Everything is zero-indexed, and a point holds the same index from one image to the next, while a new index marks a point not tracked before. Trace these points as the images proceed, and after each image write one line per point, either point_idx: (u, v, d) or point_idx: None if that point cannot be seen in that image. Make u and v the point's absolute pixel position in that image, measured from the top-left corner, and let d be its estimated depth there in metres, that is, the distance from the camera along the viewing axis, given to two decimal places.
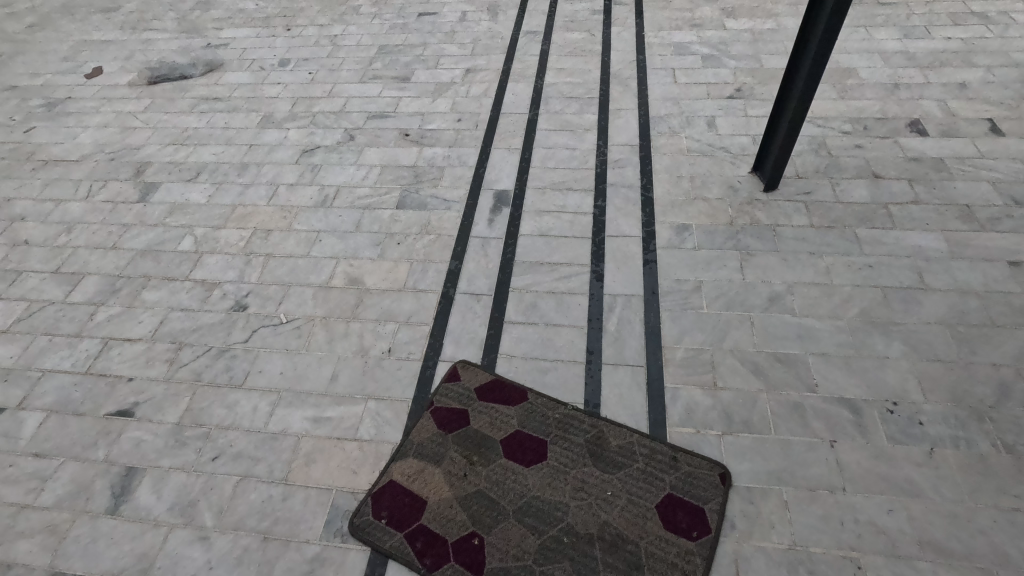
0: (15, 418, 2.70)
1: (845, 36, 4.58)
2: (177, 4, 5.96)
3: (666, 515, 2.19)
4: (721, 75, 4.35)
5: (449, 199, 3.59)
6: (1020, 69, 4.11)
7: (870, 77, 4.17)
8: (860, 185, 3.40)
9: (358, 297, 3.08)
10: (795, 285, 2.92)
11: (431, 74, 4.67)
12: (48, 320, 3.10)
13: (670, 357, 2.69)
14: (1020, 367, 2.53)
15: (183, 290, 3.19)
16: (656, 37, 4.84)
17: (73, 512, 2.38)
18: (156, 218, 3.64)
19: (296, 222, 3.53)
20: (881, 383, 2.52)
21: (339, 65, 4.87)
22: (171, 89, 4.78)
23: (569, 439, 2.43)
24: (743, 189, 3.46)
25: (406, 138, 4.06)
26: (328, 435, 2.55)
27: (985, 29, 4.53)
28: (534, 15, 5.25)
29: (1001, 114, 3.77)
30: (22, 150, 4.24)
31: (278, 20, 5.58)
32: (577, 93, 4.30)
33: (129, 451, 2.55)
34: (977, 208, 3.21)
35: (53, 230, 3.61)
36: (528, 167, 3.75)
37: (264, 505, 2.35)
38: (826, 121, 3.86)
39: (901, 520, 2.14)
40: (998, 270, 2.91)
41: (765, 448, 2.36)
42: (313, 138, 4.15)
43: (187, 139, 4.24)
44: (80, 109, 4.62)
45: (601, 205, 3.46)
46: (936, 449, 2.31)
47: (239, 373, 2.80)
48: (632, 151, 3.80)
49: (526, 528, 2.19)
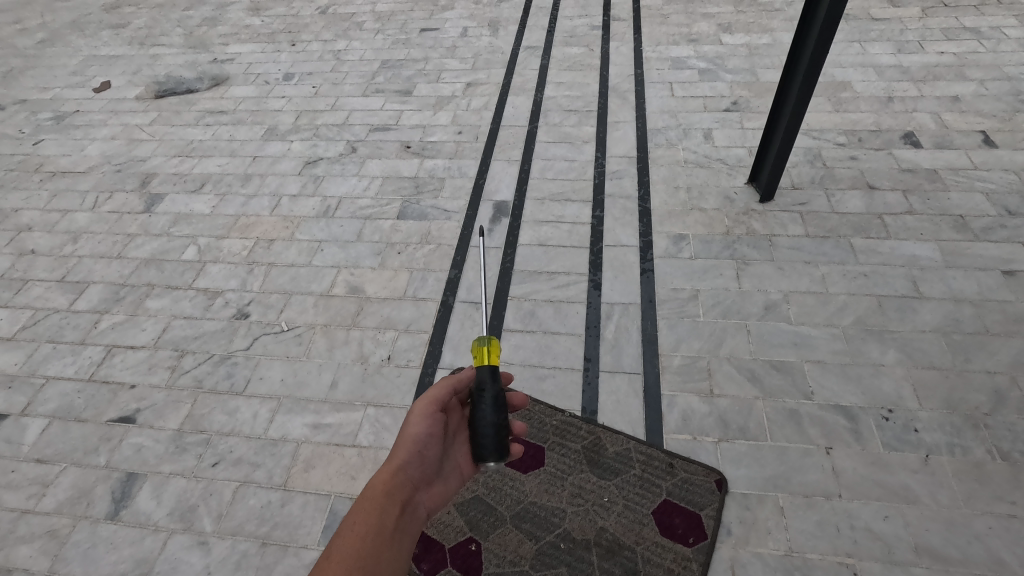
0: (18, 424, 2.72)
1: (839, 50, 4.66)
2: (184, 20, 6.09)
3: (662, 521, 2.19)
4: (718, 89, 4.43)
5: (449, 209, 3.64)
6: (1013, 82, 4.17)
7: (864, 90, 4.23)
8: (854, 195, 3.45)
9: (359, 306, 3.12)
10: (791, 294, 2.95)
11: (432, 87, 4.75)
12: (53, 328, 3.14)
13: (667, 364, 2.71)
14: (1014, 374, 2.55)
15: (186, 299, 3.24)
16: (654, 51, 4.92)
17: (73, 518, 2.39)
18: (161, 227, 3.70)
19: (298, 231, 3.58)
20: (876, 390, 2.54)
21: (342, 79, 4.96)
22: (177, 102, 4.87)
23: (566, 445, 2.45)
24: (740, 199, 3.50)
25: (407, 149, 4.13)
26: (327, 441, 2.57)
27: (977, 43, 4.60)
28: (534, 31, 5.35)
29: (994, 126, 3.82)
30: (30, 161, 4.32)
31: (283, 36, 5.70)
32: (576, 107, 4.38)
33: (130, 457, 2.57)
34: (971, 218, 3.25)
35: (58, 240, 3.66)
36: (528, 178, 3.81)
37: (263, 510, 2.37)
38: (821, 133, 3.91)
39: (897, 526, 2.15)
40: (992, 279, 2.94)
41: (761, 454, 2.37)
42: (316, 150, 4.22)
43: (192, 151, 4.32)
44: (87, 122, 4.71)
45: (600, 216, 3.50)
46: (931, 456, 2.32)
47: (240, 380, 2.83)
48: (630, 162, 3.85)
49: (523, 533, 2.20)
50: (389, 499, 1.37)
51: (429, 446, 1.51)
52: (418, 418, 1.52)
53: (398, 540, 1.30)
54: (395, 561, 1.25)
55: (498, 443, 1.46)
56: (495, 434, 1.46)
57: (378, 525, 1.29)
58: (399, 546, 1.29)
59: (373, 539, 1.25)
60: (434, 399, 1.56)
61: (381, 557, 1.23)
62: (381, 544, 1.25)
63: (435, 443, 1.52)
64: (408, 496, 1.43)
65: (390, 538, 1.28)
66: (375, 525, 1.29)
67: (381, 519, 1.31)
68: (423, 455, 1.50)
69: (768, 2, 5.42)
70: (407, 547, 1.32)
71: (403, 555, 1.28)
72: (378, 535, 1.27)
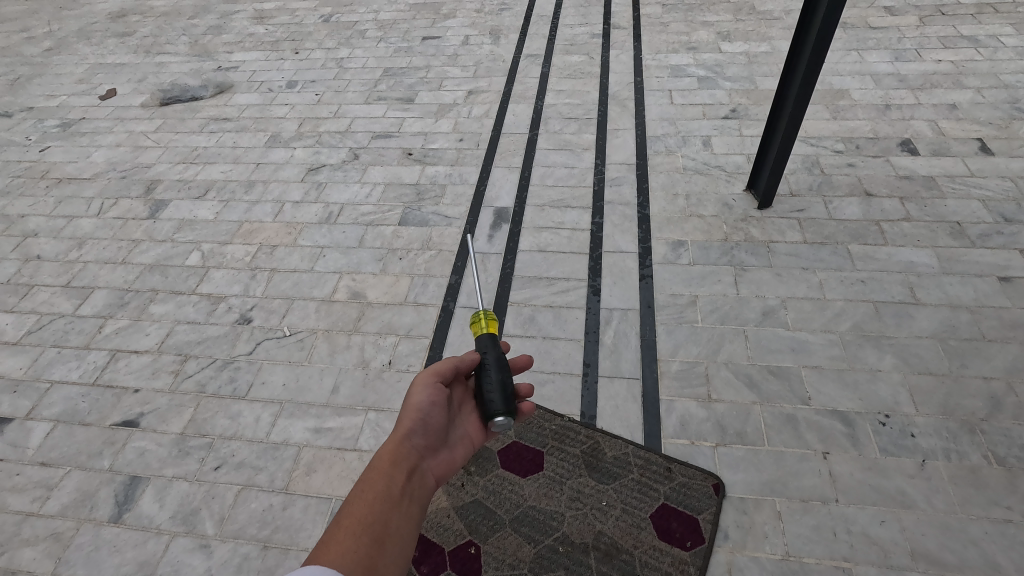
0: (23, 427, 2.75)
1: (837, 59, 4.71)
2: (189, 29, 6.17)
3: (660, 525, 2.21)
4: (716, 97, 4.47)
5: (450, 215, 3.68)
6: (1009, 90, 4.20)
7: (861, 98, 4.27)
8: (851, 202, 3.48)
9: (360, 311, 3.15)
10: (788, 300, 2.97)
11: (434, 95, 4.80)
12: (58, 333, 3.17)
13: (665, 370, 2.74)
14: (1010, 380, 2.56)
15: (190, 304, 3.27)
16: (653, 59, 4.97)
17: (77, 521, 2.42)
18: (165, 233, 3.74)
19: (301, 238, 3.62)
20: (873, 395, 2.56)
21: (345, 86, 5.02)
22: (182, 110, 4.93)
23: (565, 450, 2.47)
24: (738, 206, 3.53)
25: (409, 157, 4.18)
26: (328, 445, 2.60)
27: (974, 52, 4.64)
28: (534, 39, 5.40)
29: (990, 134, 3.85)
30: (37, 168, 4.38)
31: (286, 44, 5.76)
32: (575, 114, 4.42)
33: (133, 461, 2.60)
34: (967, 225, 3.27)
35: (64, 246, 3.70)
36: (528, 185, 3.85)
37: (265, 514, 2.39)
38: (819, 141, 3.95)
39: (894, 530, 2.16)
40: (988, 285, 2.96)
41: (758, 459, 2.39)
42: (319, 157, 4.27)
43: (196, 158, 4.37)
44: (93, 129, 4.77)
45: (599, 222, 3.54)
46: (928, 461, 2.34)
47: (242, 384, 2.86)
48: (630, 169, 3.89)
49: (522, 536, 2.22)
50: (395, 466, 1.34)
51: (434, 414, 1.50)
52: (420, 386, 1.52)
53: (409, 504, 1.28)
54: (407, 521, 1.23)
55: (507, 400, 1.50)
56: (502, 391, 1.51)
57: (385, 489, 1.27)
58: (410, 508, 1.27)
59: (382, 501, 1.23)
60: (437, 371, 1.55)
61: (392, 517, 1.21)
62: (391, 506, 1.23)
63: (440, 410, 1.51)
64: (415, 463, 1.40)
65: (399, 500, 1.26)
66: (383, 489, 1.26)
67: (388, 485, 1.28)
68: (428, 422, 1.48)
69: (767, 11, 5.47)
70: (418, 510, 1.29)
71: (415, 517, 1.26)
72: (386, 498, 1.25)
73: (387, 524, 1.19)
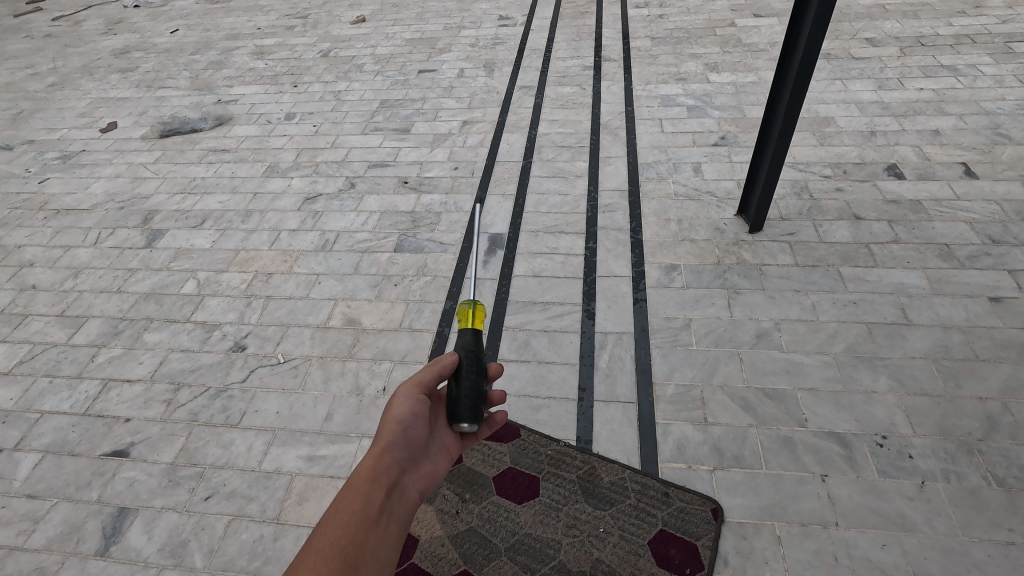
0: (11, 458, 2.71)
1: (822, 88, 4.85)
2: (191, 64, 6.32)
3: (660, 552, 2.17)
4: (706, 125, 4.57)
5: (446, 242, 3.71)
6: (990, 117, 4.31)
7: (847, 125, 4.38)
8: (841, 226, 3.52)
9: (355, 337, 3.15)
10: (782, 322, 2.99)
11: (430, 125, 4.91)
12: (50, 362, 3.15)
13: (661, 393, 2.73)
14: (1006, 400, 2.56)
15: (184, 332, 3.26)
16: (644, 90, 5.10)
17: (63, 554, 2.36)
18: (162, 262, 3.76)
19: (297, 265, 3.65)
20: (870, 417, 2.55)
21: (343, 117, 5.13)
22: (182, 141, 5.02)
23: (561, 475, 2.44)
24: (729, 230, 3.58)
25: (405, 185, 4.24)
26: (321, 473, 2.56)
27: (954, 80, 4.78)
28: (528, 72, 5.55)
29: (974, 158, 3.94)
30: (35, 200, 4.41)
31: (286, 78, 5.89)
32: (568, 143, 4.51)
33: (122, 492, 2.55)
34: (956, 247, 3.32)
35: (60, 275, 3.72)
36: (521, 212, 3.90)
37: (255, 545, 2.34)
38: (807, 166, 4.03)
39: (896, 554, 2.13)
40: (978, 305, 2.98)
41: (756, 482, 2.37)
42: (315, 186, 4.32)
43: (194, 188, 4.42)
44: (93, 161, 4.83)
45: (592, 247, 3.57)
46: (927, 483, 2.31)
47: (235, 413, 2.83)
48: (622, 196, 3.95)
49: (518, 565, 2.17)
50: (376, 483, 1.32)
51: (412, 424, 1.48)
52: (402, 399, 1.49)
53: (389, 524, 1.25)
54: (384, 546, 1.20)
55: (472, 410, 1.51)
56: (471, 402, 1.51)
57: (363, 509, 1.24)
58: (388, 530, 1.24)
59: (359, 523, 1.20)
60: (417, 379, 1.53)
61: (368, 541, 1.19)
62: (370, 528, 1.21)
63: (421, 423, 1.48)
64: (396, 478, 1.37)
65: (377, 521, 1.23)
66: (362, 507, 1.24)
67: (367, 504, 1.25)
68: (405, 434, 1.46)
69: (753, 43, 5.65)
70: (398, 531, 1.25)
71: (394, 538, 1.23)
72: (364, 520, 1.21)
73: (362, 546, 1.17)
